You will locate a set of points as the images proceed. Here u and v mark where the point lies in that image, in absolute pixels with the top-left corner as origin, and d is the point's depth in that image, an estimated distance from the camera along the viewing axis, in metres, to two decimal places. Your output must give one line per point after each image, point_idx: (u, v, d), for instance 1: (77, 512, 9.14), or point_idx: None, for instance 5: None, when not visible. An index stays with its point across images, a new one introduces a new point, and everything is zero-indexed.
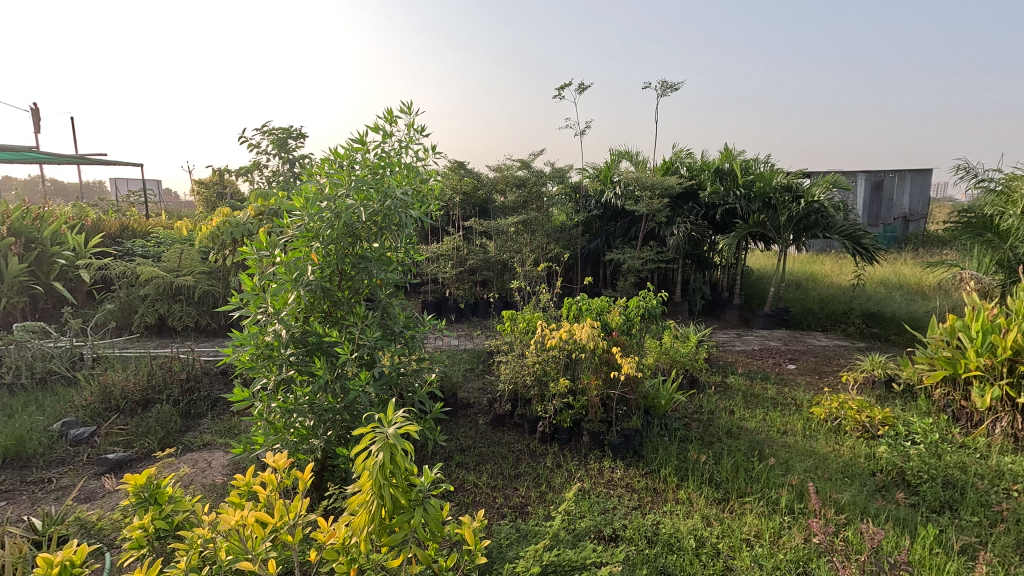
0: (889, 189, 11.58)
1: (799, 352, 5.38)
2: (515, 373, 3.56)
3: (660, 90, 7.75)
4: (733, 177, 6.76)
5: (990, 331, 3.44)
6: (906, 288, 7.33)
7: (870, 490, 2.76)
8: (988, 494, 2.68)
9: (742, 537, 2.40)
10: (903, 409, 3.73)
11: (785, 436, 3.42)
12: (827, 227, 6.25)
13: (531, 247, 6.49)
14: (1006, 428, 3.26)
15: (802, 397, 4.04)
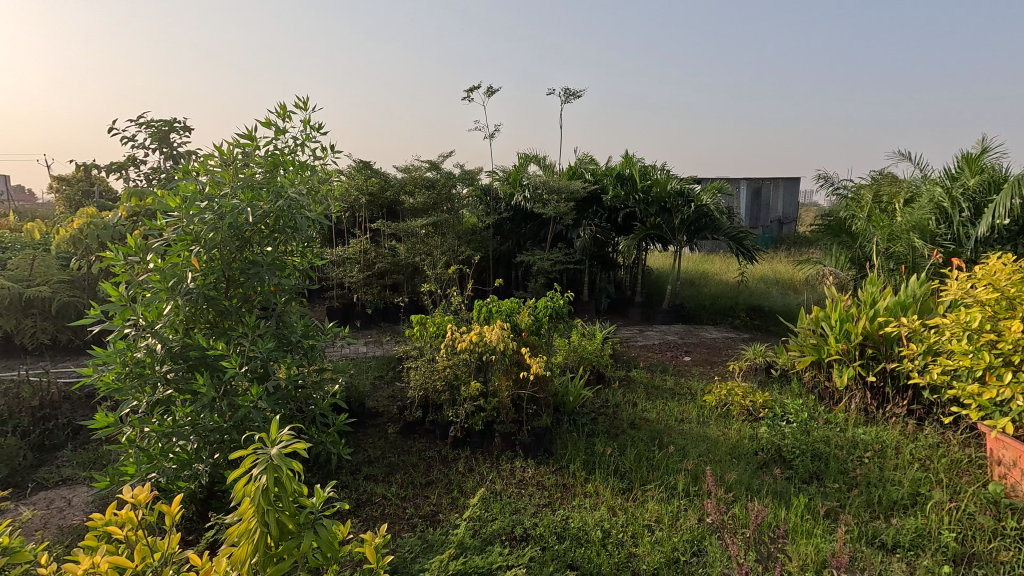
0: (766, 196, 12.94)
1: (694, 345, 5.82)
2: (424, 379, 3.49)
3: (563, 98, 8.03)
4: (632, 182, 7.16)
5: (845, 320, 3.94)
6: (781, 283, 8.21)
7: (753, 468, 3.03)
8: (846, 463, 3.06)
9: (644, 523, 2.53)
10: (779, 392, 4.15)
11: (681, 424, 3.67)
12: (715, 229, 6.82)
13: (442, 250, 6.42)
14: (859, 403, 3.75)
15: (696, 386, 4.36)
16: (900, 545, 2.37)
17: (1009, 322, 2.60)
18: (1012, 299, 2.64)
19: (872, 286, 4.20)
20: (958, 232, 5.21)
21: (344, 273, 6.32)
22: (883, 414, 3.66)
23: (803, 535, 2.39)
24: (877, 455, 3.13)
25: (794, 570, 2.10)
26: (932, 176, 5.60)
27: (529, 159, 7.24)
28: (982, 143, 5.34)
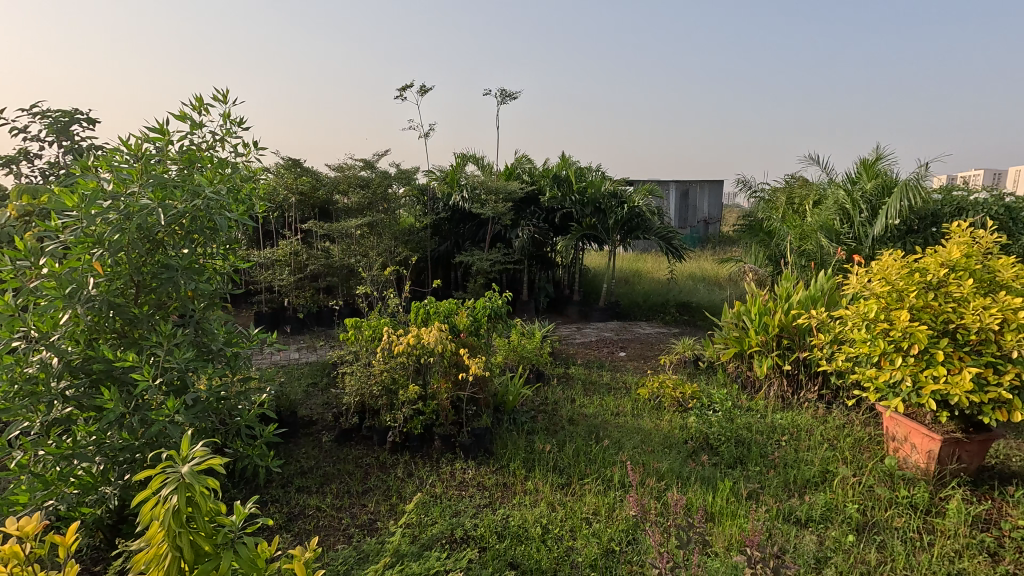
0: (692, 198, 13.65)
1: (628, 340, 6.04)
2: (360, 385, 3.38)
3: (500, 99, 8.06)
4: (568, 183, 7.32)
5: (763, 313, 4.24)
6: (707, 280, 8.69)
7: (683, 457, 3.19)
8: (766, 446, 3.28)
9: (582, 516, 2.59)
10: (706, 383, 4.39)
11: (617, 418, 3.79)
12: (646, 229, 7.10)
13: (378, 251, 6.26)
14: (776, 390, 4.05)
15: (631, 380, 4.52)
16: (812, 519, 2.57)
17: (899, 312, 2.88)
18: (901, 291, 2.93)
19: (786, 282, 4.53)
20: (858, 231, 5.73)
21: (273, 276, 6.01)
22: (797, 399, 3.96)
23: (728, 516, 2.53)
24: (792, 438, 3.38)
25: (718, 550, 2.23)
26: (836, 180, 6.13)
27: (467, 160, 7.22)
28: (876, 150, 5.90)
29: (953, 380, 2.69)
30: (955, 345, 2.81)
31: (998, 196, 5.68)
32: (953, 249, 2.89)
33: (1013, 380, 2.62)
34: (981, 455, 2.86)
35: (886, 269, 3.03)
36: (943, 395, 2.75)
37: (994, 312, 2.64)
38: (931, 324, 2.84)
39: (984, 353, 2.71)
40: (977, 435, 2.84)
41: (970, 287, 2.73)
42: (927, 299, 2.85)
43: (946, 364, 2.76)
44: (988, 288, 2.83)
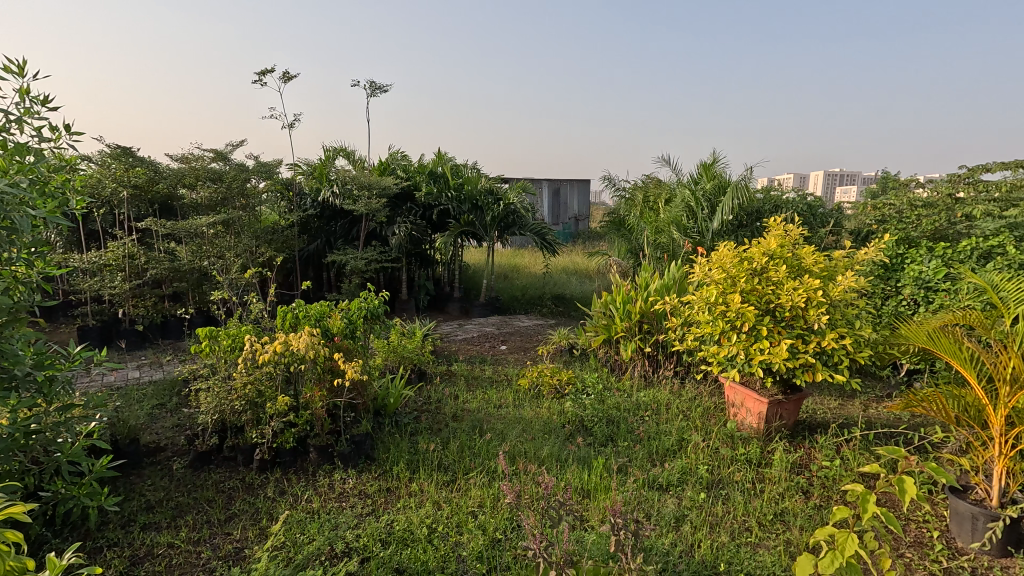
0: (563, 196, 14.41)
1: (509, 334, 6.20)
2: (218, 401, 3.03)
3: (370, 91, 7.74)
4: (444, 179, 7.29)
5: (627, 302, 4.63)
6: (579, 273, 9.26)
7: (561, 440, 3.37)
8: (633, 422, 3.60)
9: (468, 510, 2.62)
10: (581, 369, 4.68)
11: (499, 410, 3.89)
12: (522, 225, 7.34)
13: (236, 252, 5.66)
14: (640, 371, 4.46)
15: (511, 372, 4.66)
16: (672, 483, 2.89)
17: (733, 295, 3.34)
18: (734, 277, 3.40)
19: (645, 272, 5.00)
20: (701, 226, 6.53)
21: (102, 284, 5.13)
22: (657, 377, 4.41)
23: (602, 491, 2.73)
24: (654, 413, 3.76)
25: (594, 524, 2.40)
26: (683, 180, 6.90)
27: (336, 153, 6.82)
28: (713, 155, 6.77)
29: (773, 351, 3.20)
30: (775, 321, 3.33)
31: (802, 196, 6.86)
32: (770, 240, 3.42)
33: (815, 348, 3.18)
34: (796, 411, 3.44)
35: (722, 259, 3.48)
36: (767, 363, 3.25)
37: (801, 292, 3.18)
38: (757, 305, 3.33)
39: (795, 326, 3.25)
40: (793, 395, 3.41)
41: (784, 272, 3.26)
42: (753, 283, 3.33)
43: (768, 338, 3.26)
44: (797, 272, 3.40)
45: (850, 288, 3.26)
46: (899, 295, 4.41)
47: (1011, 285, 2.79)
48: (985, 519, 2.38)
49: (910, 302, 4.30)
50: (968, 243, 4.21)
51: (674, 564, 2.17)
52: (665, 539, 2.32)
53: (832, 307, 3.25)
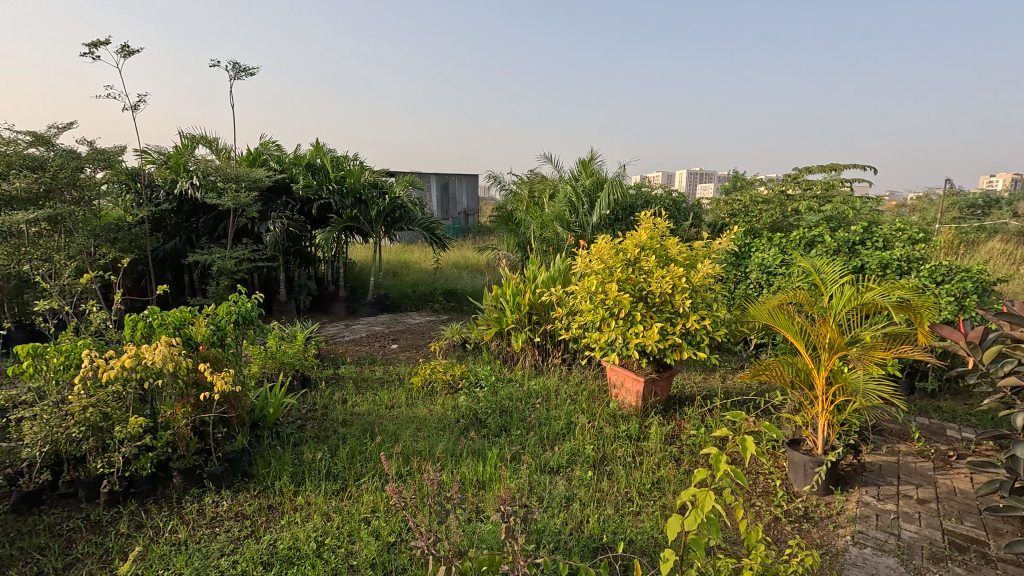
0: (452, 190, 14.34)
1: (399, 332, 6.05)
2: (49, 431, 2.56)
3: (233, 74, 7.01)
4: (324, 172, 6.87)
5: (516, 294, 4.75)
6: (470, 267, 9.29)
7: (456, 435, 3.37)
8: (525, 411, 3.72)
9: (361, 518, 2.51)
10: (474, 363, 4.71)
11: (392, 410, 3.78)
12: (409, 220, 7.17)
13: (68, 253, 4.75)
14: (531, 360, 4.61)
15: (403, 371, 4.56)
16: (562, 465, 3.03)
17: (610, 284, 3.58)
18: (611, 267, 3.65)
19: (533, 265, 5.16)
20: (582, 220, 6.90)
21: None
22: (546, 365, 4.59)
23: (498, 480, 2.78)
24: (544, 399, 3.91)
25: (489, 513, 2.44)
26: (565, 176, 7.23)
27: (196, 140, 6.09)
28: (591, 153, 7.18)
29: (647, 334, 3.49)
30: (647, 306, 3.63)
31: (668, 192, 7.54)
32: (642, 233, 3.71)
33: (681, 329, 3.53)
34: (667, 387, 3.80)
35: (601, 250, 3.71)
36: (642, 346, 3.55)
37: (668, 280, 3.51)
38: (632, 292, 3.61)
39: (665, 311, 3.58)
40: (665, 372, 3.75)
41: (654, 262, 3.56)
42: (628, 273, 3.60)
43: (642, 322, 3.55)
44: (665, 261, 3.74)
45: (708, 275, 3.67)
46: (747, 280, 5.05)
47: (828, 268, 3.33)
48: (813, 465, 2.83)
49: (756, 285, 4.95)
50: (798, 233, 4.95)
51: (565, 541, 2.28)
52: (556, 519, 2.43)
53: (695, 292, 3.63)
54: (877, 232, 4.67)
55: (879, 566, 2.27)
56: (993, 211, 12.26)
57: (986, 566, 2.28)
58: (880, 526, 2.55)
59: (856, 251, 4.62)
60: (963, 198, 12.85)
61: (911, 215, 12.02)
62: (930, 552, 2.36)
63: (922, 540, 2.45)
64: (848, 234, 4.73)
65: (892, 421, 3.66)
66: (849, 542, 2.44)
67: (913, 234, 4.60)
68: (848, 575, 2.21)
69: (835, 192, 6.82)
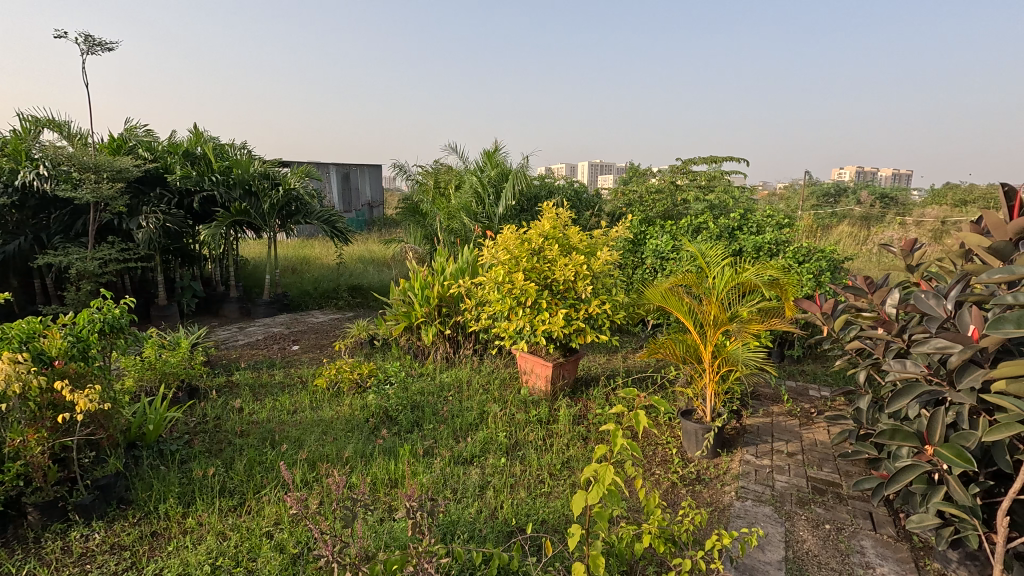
0: (354, 181, 13.71)
1: (301, 332, 5.70)
2: None
3: (86, 47, 6.11)
4: (205, 161, 6.24)
5: (424, 287, 4.67)
6: (376, 261, 8.99)
7: (365, 435, 3.25)
8: (437, 404, 3.69)
9: (263, 532, 2.35)
10: (383, 360, 4.58)
11: (294, 415, 3.56)
12: (307, 213, 6.75)
13: None
14: (442, 353, 4.58)
15: (306, 373, 4.31)
16: (475, 455, 3.05)
17: (516, 274, 3.65)
18: (516, 257, 3.71)
19: (441, 257, 5.10)
20: (488, 211, 6.92)
21: None
22: (458, 357, 4.59)
23: (410, 476, 2.74)
24: (456, 391, 3.91)
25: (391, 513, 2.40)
26: (470, 166, 7.20)
27: (41, 123, 5.23)
28: (495, 144, 7.23)
29: (553, 321, 3.60)
30: (552, 294, 3.75)
31: (570, 183, 7.80)
32: (545, 222, 3.80)
33: (584, 314, 3.69)
34: (574, 371, 3.96)
35: (506, 241, 3.76)
36: (548, 332, 3.66)
37: (571, 267, 3.64)
38: (537, 281, 3.70)
39: (568, 297, 3.71)
40: (571, 356, 3.91)
41: (557, 251, 3.67)
42: (533, 262, 3.69)
43: (548, 309, 3.67)
44: (567, 250, 3.87)
45: (607, 261, 3.86)
46: (643, 265, 5.39)
47: (711, 252, 3.64)
48: (703, 432, 3.11)
49: (651, 269, 5.31)
50: (686, 221, 5.36)
51: (479, 529, 2.31)
52: (470, 509, 2.45)
53: (595, 278, 3.81)
54: (751, 218, 5.20)
55: (758, 515, 2.55)
56: (842, 199, 14.16)
57: (840, 504, 2.66)
58: (759, 479, 2.87)
59: (735, 235, 5.11)
60: (819, 188, 14.70)
61: (779, 203, 13.54)
62: (797, 498, 2.70)
63: (792, 488, 2.80)
64: (728, 221, 5.21)
65: (767, 385, 4.13)
66: (734, 497, 2.72)
67: (780, 219, 5.18)
68: (732, 526, 2.47)
69: (716, 182, 7.47)
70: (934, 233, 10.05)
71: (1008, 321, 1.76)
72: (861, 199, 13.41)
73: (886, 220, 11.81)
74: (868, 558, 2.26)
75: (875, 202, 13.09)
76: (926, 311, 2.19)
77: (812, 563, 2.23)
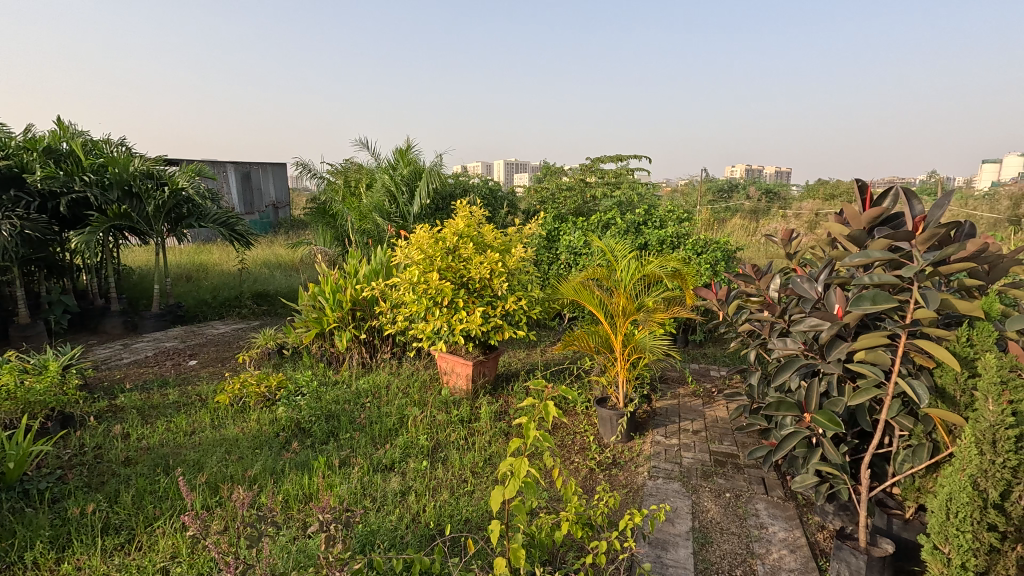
0: (256, 180, 12.79)
1: (198, 346, 5.22)
2: None
3: None
4: (73, 159, 5.51)
5: (336, 291, 4.46)
6: (283, 266, 8.46)
7: (274, 451, 3.05)
8: (354, 412, 3.54)
9: (157, 568, 2.13)
10: (293, 370, 4.32)
11: (192, 437, 3.26)
12: (200, 216, 6.19)
13: None
14: (358, 359, 4.42)
15: (205, 390, 3.95)
16: (395, 461, 2.97)
17: (431, 274, 3.60)
18: (431, 256, 3.66)
19: (353, 259, 4.90)
20: (402, 210, 6.77)
21: None
22: (375, 362, 4.45)
23: (324, 489, 2.61)
24: (374, 397, 3.78)
25: (297, 533, 2.27)
26: (382, 164, 6.98)
27: None
28: (407, 142, 7.08)
29: (470, 319, 3.60)
30: (469, 292, 3.75)
31: (485, 181, 7.81)
32: (458, 221, 3.77)
33: (501, 311, 3.73)
34: (494, 368, 3.99)
35: (420, 240, 3.69)
36: (466, 331, 3.66)
37: (486, 265, 3.66)
38: (453, 280, 3.68)
39: (485, 295, 3.74)
40: (490, 354, 3.93)
41: (471, 249, 3.67)
42: (448, 261, 3.66)
43: (465, 308, 3.66)
44: (482, 248, 3.87)
45: (522, 258, 3.92)
46: (558, 260, 5.55)
47: (619, 247, 3.83)
48: (616, 417, 3.26)
49: (566, 264, 5.48)
50: (596, 217, 5.59)
51: (400, 536, 2.25)
52: (391, 516, 2.39)
53: (511, 275, 3.86)
54: (655, 213, 5.52)
55: (668, 491, 2.72)
56: (735, 194, 15.49)
57: (737, 473, 2.91)
58: (668, 458, 3.07)
59: (641, 230, 5.41)
60: (715, 184, 15.98)
61: (681, 198, 14.50)
62: (702, 471, 2.92)
63: (696, 463, 3.01)
64: (634, 216, 5.50)
65: (673, 369, 4.43)
66: (646, 477, 2.88)
67: (680, 214, 5.56)
68: (645, 504, 2.62)
69: (623, 179, 7.86)
70: (809, 224, 11.30)
71: (864, 299, 2.02)
72: (749, 195, 14.75)
73: (771, 213, 13.08)
74: (762, 519, 2.50)
75: (761, 196, 14.45)
76: (802, 293, 2.45)
77: (715, 529, 2.42)
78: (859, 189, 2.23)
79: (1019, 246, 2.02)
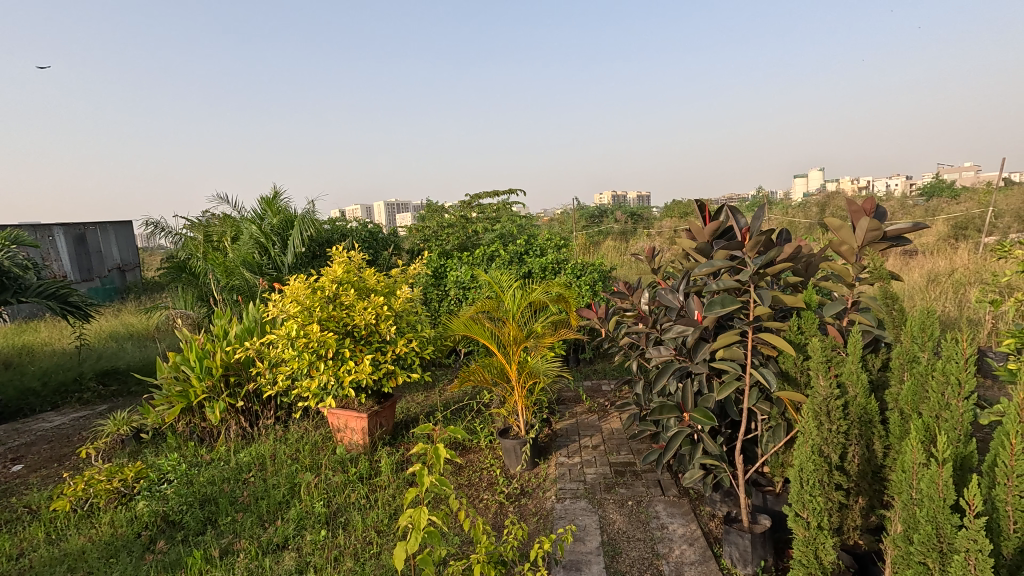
0: (94, 243, 11.15)
1: (24, 446, 4.32)
2: None
3: None
4: None
5: (203, 357, 3.97)
6: (135, 336, 7.41)
7: (133, 558, 2.59)
8: (234, 492, 3.15)
9: None
10: (154, 456, 3.74)
11: (20, 560, 2.65)
12: (18, 289, 5.19)
13: None
14: (236, 430, 3.97)
15: (36, 498, 3.26)
16: (289, 537, 2.69)
17: (311, 325, 3.39)
18: (309, 307, 3.45)
19: (220, 319, 4.43)
20: (274, 261, 6.33)
21: None
22: (257, 431, 4.03)
23: None
24: (259, 470, 3.41)
25: None
26: (247, 214, 6.49)
27: None
28: (274, 189, 6.68)
29: (359, 368, 3.43)
30: (355, 341, 3.58)
31: (365, 223, 7.57)
32: (336, 267, 3.61)
33: (392, 355, 3.61)
34: (391, 416, 3.82)
35: (295, 292, 3.47)
36: (356, 381, 3.47)
37: (371, 310, 3.53)
38: (336, 329, 3.49)
39: (372, 341, 3.60)
40: (386, 402, 3.77)
41: (352, 295, 3.52)
42: (329, 310, 3.47)
43: (352, 358, 3.48)
44: (365, 293, 3.74)
45: (408, 299, 3.85)
46: (447, 296, 5.54)
47: (505, 278, 3.92)
48: (519, 446, 3.29)
49: (456, 300, 5.49)
50: (480, 250, 5.69)
51: None
52: None
53: (398, 317, 3.75)
54: (535, 242, 5.77)
55: (576, 511, 2.78)
56: (606, 218, 16.76)
57: (636, 480, 3.07)
58: (573, 477, 3.14)
59: (523, 260, 5.62)
60: (588, 211, 17.19)
61: (558, 226, 15.32)
62: (605, 484, 3.04)
63: (599, 477, 3.12)
64: (516, 247, 5.70)
65: (569, 390, 4.59)
66: (555, 500, 2.92)
67: (557, 242, 5.89)
68: (557, 528, 2.64)
69: (502, 213, 8.15)
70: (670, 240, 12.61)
71: (716, 303, 2.29)
72: (618, 218, 16.08)
73: (638, 234, 14.36)
74: (662, 519, 2.65)
75: (627, 219, 15.84)
76: (667, 303, 2.70)
77: (622, 539, 2.51)
78: (699, 208, 2.53)
79: (824, 246, 2.44)
